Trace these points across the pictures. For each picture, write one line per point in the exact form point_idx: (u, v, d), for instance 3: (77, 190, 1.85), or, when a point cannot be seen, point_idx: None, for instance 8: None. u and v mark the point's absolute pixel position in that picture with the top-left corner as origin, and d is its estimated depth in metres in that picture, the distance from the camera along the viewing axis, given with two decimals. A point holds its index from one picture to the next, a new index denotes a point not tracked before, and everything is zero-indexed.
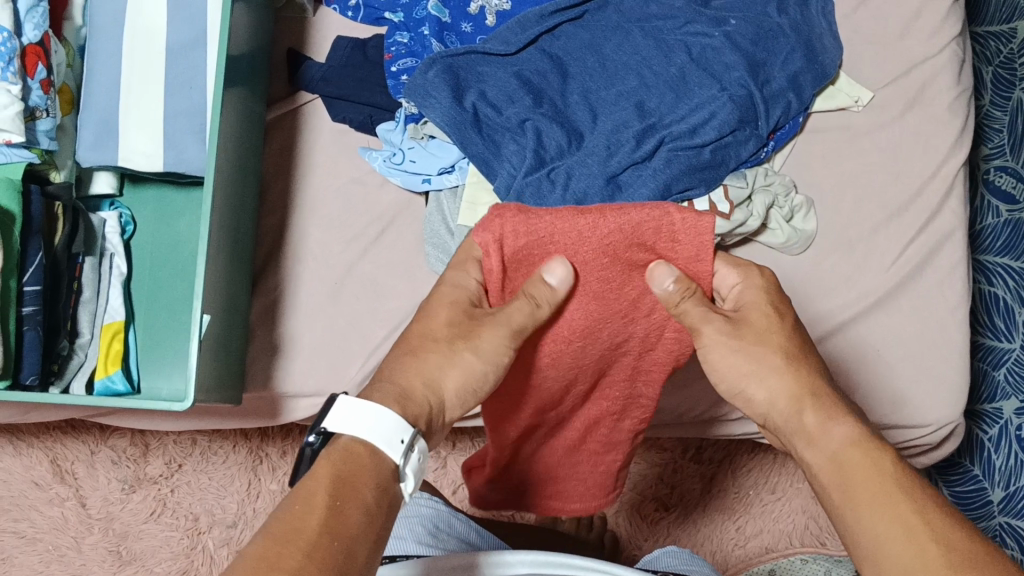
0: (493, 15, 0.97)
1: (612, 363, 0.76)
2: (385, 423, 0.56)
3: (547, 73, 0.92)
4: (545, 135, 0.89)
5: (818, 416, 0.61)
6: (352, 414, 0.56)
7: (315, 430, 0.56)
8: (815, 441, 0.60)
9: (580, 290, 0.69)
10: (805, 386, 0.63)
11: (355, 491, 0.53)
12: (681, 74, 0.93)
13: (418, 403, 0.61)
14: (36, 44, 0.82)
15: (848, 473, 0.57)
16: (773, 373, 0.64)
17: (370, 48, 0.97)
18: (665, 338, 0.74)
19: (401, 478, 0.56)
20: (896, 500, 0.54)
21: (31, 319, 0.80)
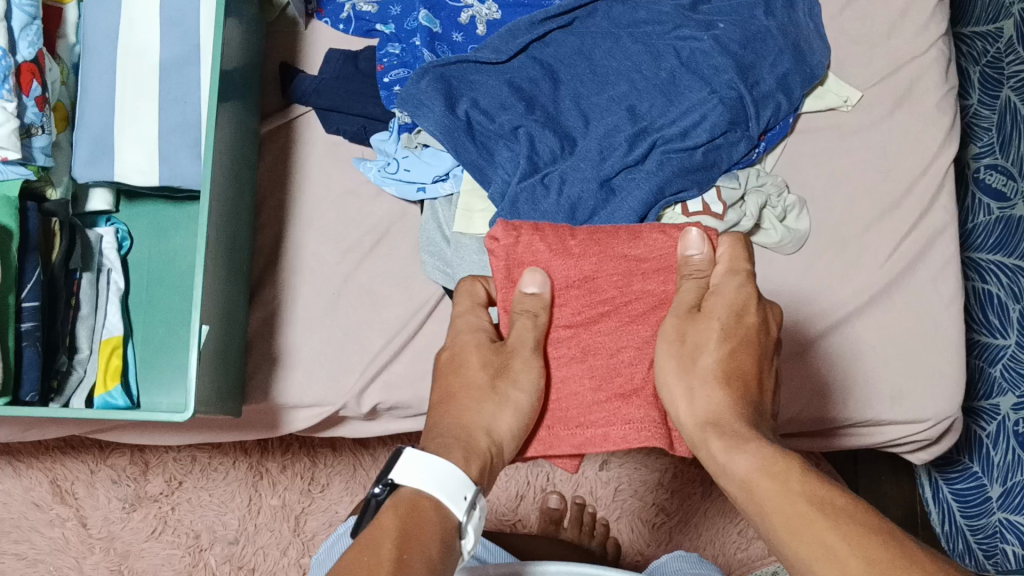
0: (484, 24, 0.99)
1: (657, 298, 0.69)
2: (453, 479, 0.56)
3: (539, 80, 0.93)
4: (538, 141, 0.90)
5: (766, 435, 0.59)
6: (420, 465, 0.56)
7: (381, 481, 0.56)
8: (728, 471, 0.57)
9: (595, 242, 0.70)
10: None
11: (421, 544, 0.52)
12: (671, 78, 0.94)
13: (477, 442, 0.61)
14: (30, 62, 0.82)
15: (767, 495, 0.54)
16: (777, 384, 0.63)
17: (362, 60, 0.98)
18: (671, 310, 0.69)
19: (460, 536, 0.56)
20: (814, 520, 0.50)
21: (30, 335, 0.81)
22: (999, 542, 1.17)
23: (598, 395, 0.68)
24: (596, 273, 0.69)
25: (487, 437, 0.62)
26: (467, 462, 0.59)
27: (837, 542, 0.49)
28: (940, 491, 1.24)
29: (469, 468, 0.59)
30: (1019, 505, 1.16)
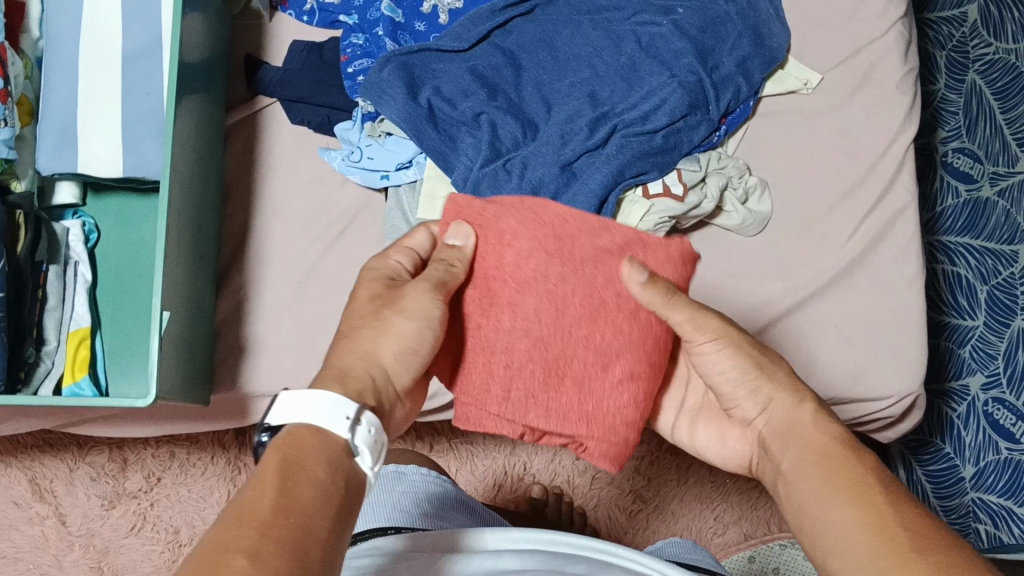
0: (445, 13, 0.99)
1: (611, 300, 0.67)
2: (330, 403, 0.56)
3: (501, 67, 0.95)
4: (499, 128, 0.92)
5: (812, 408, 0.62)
6: (295, 402, 0.56)
7: (264, 430, 0.57)
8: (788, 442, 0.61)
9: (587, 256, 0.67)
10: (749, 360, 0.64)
11: (306, 468, 0.51)
12: (631, 63, 0.95)
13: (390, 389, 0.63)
14: None
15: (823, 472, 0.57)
16: None
17: (327, 50, 0.99)
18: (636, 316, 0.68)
19: (354, 454, 0.55)
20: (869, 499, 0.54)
21: None
22: (972, 521, 1.16)
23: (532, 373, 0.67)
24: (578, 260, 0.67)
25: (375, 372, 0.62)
26: (359, 391, 0.59)
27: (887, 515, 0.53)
28: (914, 472, 1.20)
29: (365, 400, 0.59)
30: (992, 484, 1.17)
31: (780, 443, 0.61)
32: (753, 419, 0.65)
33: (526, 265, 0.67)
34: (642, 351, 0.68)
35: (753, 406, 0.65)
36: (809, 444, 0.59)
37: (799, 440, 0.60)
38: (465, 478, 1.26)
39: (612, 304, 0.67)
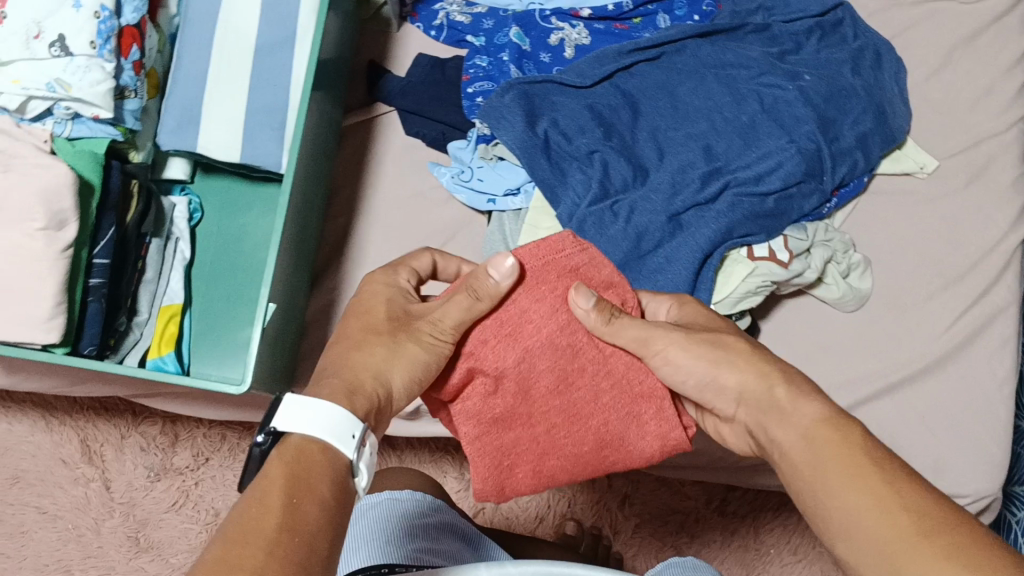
0: (571, 48, 0.99)
1: (587, 425, 0.67)
2: (334, 417, 0.53)
3: (619, 109, 0.96)
4: (611, 168, 0.93)
5: (790, 392, 0.59)
6: (298, 409, 0.52)
7: (263, 429, 0.52)
8: (785, 420, 0.58)
9: (594, 374, 0.66)
10: (763, 371, 0.61)
11: (312, 484, 0.49)
12: (751, 122, 0.94)
13: (367, 395, 0.57)
14: (133, 26, 0.84)
15: (823, 452, 0.54)
16: (729, 366, 0.62)
17: (449, 68, 1.00)
18: (618, 448, 0.68)
19: (354, 475, 0.53)
20: (868, 477, 0.52)
21: (96, 291, 0.82)
22: None
23: (489, 415, 0.65)
24: (588, 377, 0.66)
25: (376, 381, 0.59)
26: (351, 403, 0.56)
27: (889, 497, 0.50)
28: None
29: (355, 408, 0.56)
30: None
31: (772, 430, 0.58)
32: (741, 414, 0.62)
33: (565, 334, 0.65)
34: (582, 466, 0.68)
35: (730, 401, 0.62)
36: (800, 425, 0.57)
37: (791, 421, 0.57)
38: (508, 504, 1.22)
39: (597, 423, 0.67)
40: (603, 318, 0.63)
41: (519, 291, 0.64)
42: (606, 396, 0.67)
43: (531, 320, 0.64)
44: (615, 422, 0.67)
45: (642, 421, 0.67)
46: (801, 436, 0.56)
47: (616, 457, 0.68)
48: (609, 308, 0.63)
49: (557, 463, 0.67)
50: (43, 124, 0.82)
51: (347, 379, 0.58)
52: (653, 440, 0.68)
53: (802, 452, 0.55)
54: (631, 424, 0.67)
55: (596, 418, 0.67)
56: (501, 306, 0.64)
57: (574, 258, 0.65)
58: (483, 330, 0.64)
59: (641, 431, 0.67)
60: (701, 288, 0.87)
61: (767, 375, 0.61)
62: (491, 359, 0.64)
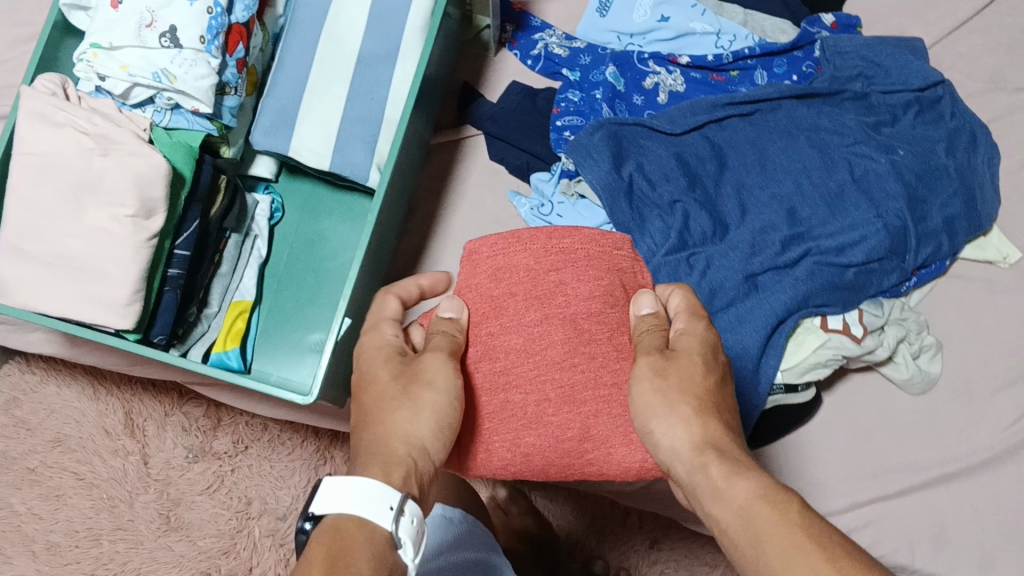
0: (666, 93, 0.99)
1: (573, 414, 0.64)
2: (371, 492, 0.53)
3: (707, 160, 0.95)
4: (691, 220, 0.92)
5: (724, 469, 0.54)
6: (336, 492, 0.54)
7: (307, 516, 0.54)
8: (719, 497, 0.54)
9: (589, 369, 0.64)
10: (702, 439, 0.57)
11: (346, 562, 0.50)
12: (839, 191, 0.93)
13: (400, 461, 0.57)
14: (241, 24, 0.84)
15: (760, 527, 0.51)
16: (682, 419, 0.58)
17: (541, 99, 1.01)
18: (603, 455, 0.65)
19: (397, 546, 0.53)
20: (806, 555, 0.48)
21: (174, 281, 0.83)
22: None
23: (493, 364, 0.65)
24: (585, 362, 0.64)
25: (405, 442, 0.59)
26: (387, 474, 0.56)
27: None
28: None
29: (392, 476, 0.56)
30: None
31: (707, 501, 0.55)
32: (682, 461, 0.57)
33: (590, 303, 0.65)
34: (558, 458, 0.65)
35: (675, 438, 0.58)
36: (732, 499, 0.53)
37: (726, 488, 0.54)
38: None
39: (587, 416, 0.64)
40: (652, 326, 0.63)
41: (559, 258, 0.65)
42: (599, 391, 0.64)
43: (565, 291, 0.65)
44: (603, 423, 0.64)
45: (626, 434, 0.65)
46: (737, 518, 0.52)
47: (593, 457, 0.65)
48: (663, 325, 0.64)
49: (535, 440, 0.65)
50: (143, 111, 0.83)
51: (382, 451, 0.58)
52: (635, 452, 0.65)
53: (739, 531, 0.52)
54: (618, 432, 0.65)
55: (590, 412, 0.64)
56: (540, 268, 0.65)
57: (625, 260, 0.68)
58: (516, 283, 0.65)
59: (625, 452, 0.65)
60: (769, 355, 0.86)
61: (704, 445, 0.57)
62: (513, 308, 0.65)
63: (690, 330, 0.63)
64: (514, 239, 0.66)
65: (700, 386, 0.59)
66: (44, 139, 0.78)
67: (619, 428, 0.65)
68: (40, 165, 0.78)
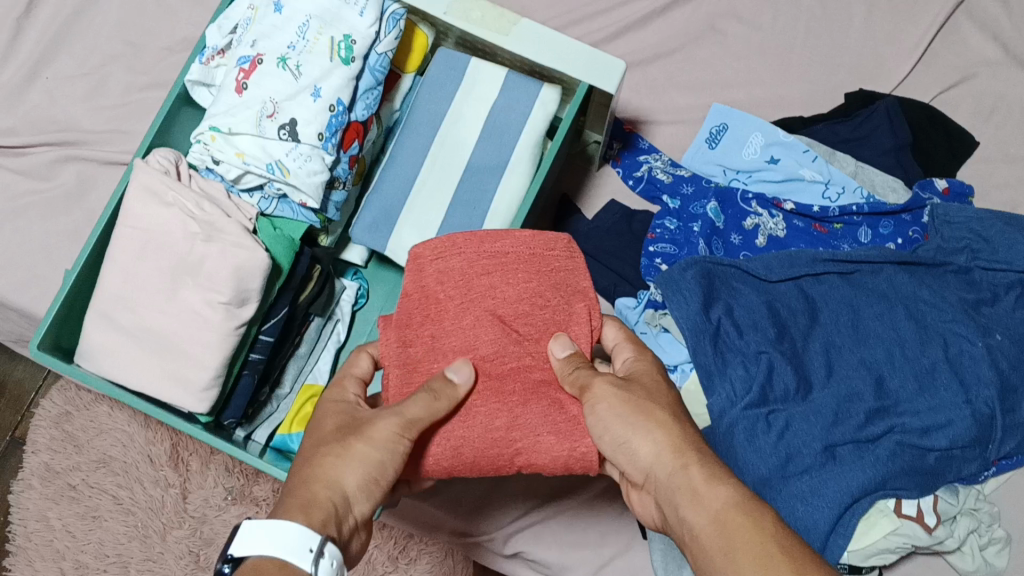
0: (765, 236, 0.98)
1: (502, 402, 0.65)
2: (291, 535, 0.54)
3: (798, 313, 0.93)
4: (776, 375, 0.89)
5: (703, 472, 0.58)
6: (254, 534, 0.53)
7: (224, 558, 0.53)
8: (695, 501, 0.57)
9: (523, 365, 0.67)
10: (679, 446, 0.61)
11: None
12: (931, 368, 0.91)
13: (322, 508, 0.59)
14: (360, 122, 0.85)
15: (732, 531, 0.54)
16: (644, 429, 0.62)
17: (637, 222, 1.01)
18: (537, 450, 0.64)
19: None
20: (771, 562, 0.52)
21: (253, 365, 0.83)
22: None
23: (422, 365, 0.67)
24: (515, 359, 0.66)
25: (328, 488, 0.60)
26: (306, 518, 0.57)
27: None
28: None
29: (312, 521, 0.57)
30: None
31: (678, 503, 0.58)
32: (651, 475, 0.61)
33: (521, 301, 0.67)
34: (490, 451, 0.65)
35: (647, 454, 0.61)
36: (707, 504, 0.57)
37: (697, 493, 0.58)
38: None
39: (515, 406, 0.65)
40: (569, 366, 0.65)
41: (495, 266, 0.68)
42: (530, 388, 0.66)
43: (498, 293, 0.67)
44: (534, 419, 0.65)
45: (561, 428, 0.65)
46: (712, 521, 0.56)
47: (522, 445, 0.64)
48: (578, 361, 0.65)
49: (466, 429, 0.65)
50: (250, 197, 0.83)
51: (304, 497, 0.59)
52: (563, 442, 0.64)
53: (712, 536, 0.55)
54: (550, 424, 0.65)
55: (522, 407, 0.65)
56: (472, 272, 0.68)
57: (559, 261, 0.69)
58: (449, 286, 0.68)
59: (553, 447, 0.64)
60: (837, 533, 0.84)
61: (681, 449, 0.60)
62: (450, 311, 0.67)
63: (641, 358, 0.69)
64: (448, 243, 0.68)
65: (657, 392, 0.64)
66: (151, 216, 0.78)
67: (551, 416, 0.65)
68: (142, 240, 0.78)
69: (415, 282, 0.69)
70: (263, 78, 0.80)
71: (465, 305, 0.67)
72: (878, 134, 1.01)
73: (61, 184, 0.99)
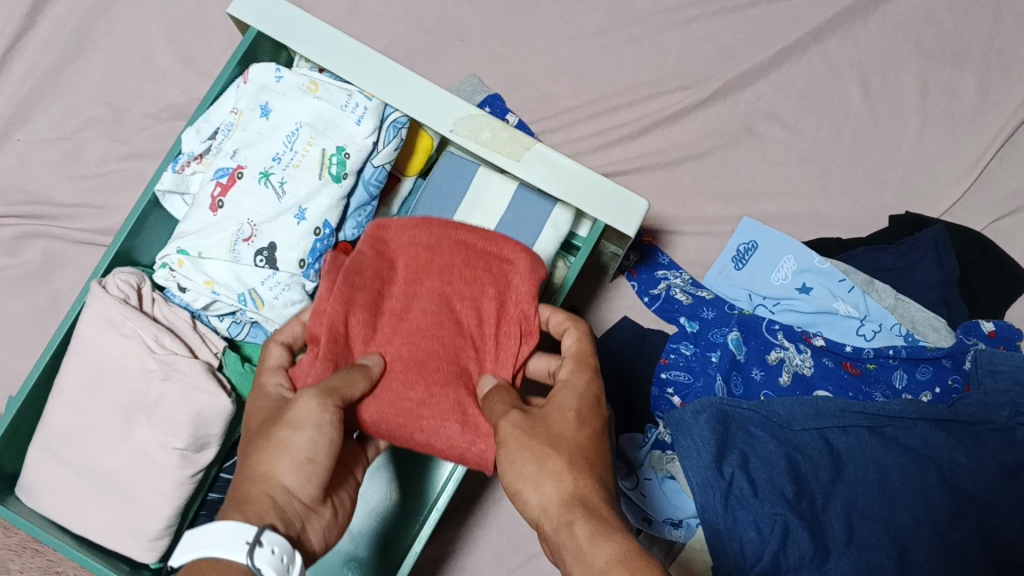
0: (789, 373, 0.87)
1: (418, 375, 0.59)
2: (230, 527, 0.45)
3: (820, 468, 0.80)
4: (791, 542, 0.76)
5: (590, 528, 0.46)
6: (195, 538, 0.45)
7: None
8: (577, 559, 0.45)
9: (446, 348, 0.61)
10: (571, 495, 0.48)
11: None
12: (962, 544, 0.78)
13: (254, 502, 0.48)
14: (348, 242, 0.78)
15: None
16: (538, 474, 0.50)
17: (649, 343, 0.92)
18: (439, 432, 0.58)
19: None
20: None
21: (210, 505, 0.75)
22: None
23: (355, 306, 0.59)
24: (442, 340, 0.61)
25: (261, 483, 0.49)
26: (238, 512, 0.47)
27: None
28: None
29: (243, 517, 0.46)
30: None
31: (565, 557, 0.46)
32: (544, 523, 0.49)
33: (469, 285, 0.62)
34: (390, 420, 0.58)
35: (537, 499, 0.50)
36: (587, 562, 0.44)
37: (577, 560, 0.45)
38: None
39: (433, 384, 0.59)
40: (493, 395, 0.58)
41: (458, 251, 0.63)
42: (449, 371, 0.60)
43: (452, 272, 0.62)
44: (441, 401, 0.59)
45: (470, 419, 0.58)
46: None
47: (427, 424, 0.58)
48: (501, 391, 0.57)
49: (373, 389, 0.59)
50: (220, 321, 0.75)
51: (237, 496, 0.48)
52: (467, 433, 0.58)
53: None
54: (457, 410, 0.59)
55: (436, 384, 0.59)
56: (438, 245, 0.63)
57: (520, 267, 0.63)
58: (410, 253, 0.63)
59: (453, 437, 0.58)
60: None
61: (573, 498, 0.48)
62: (400, 277, 0.62)
63: (572, 381, 0.56)
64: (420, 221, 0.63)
65: (560, 437, 0.51)
66: (104, 347, 0.70)
67: (462, 402, 0.59)
68: (94, 372, 0.70)
69: (369, 237, 0.62)
70: (240, 196, 0.71)
71: (420, 274, 0.62)
72: (924, 266, 0.91)
73: (26, 262, 0.92)
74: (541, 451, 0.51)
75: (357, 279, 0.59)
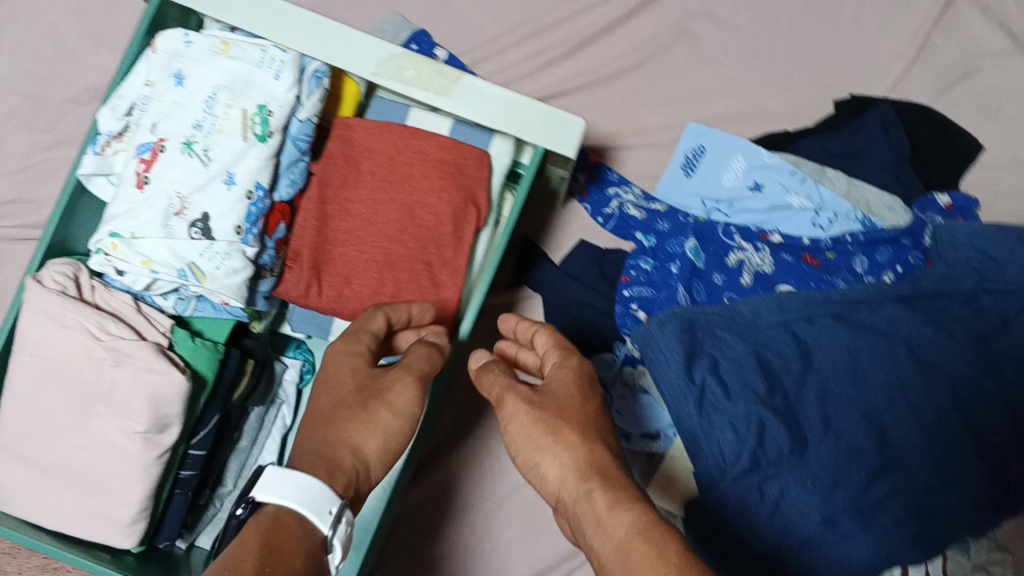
0: (751, 274, 0.86)
1: (393, 272, 0.76)
2: (307, 487, 0.51)
3: (789, 360, 0.78)
4: (769, 437, 0.73)
5: (609, 498, 0.49)
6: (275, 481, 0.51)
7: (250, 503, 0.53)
8: (597, 531, 0.48)
9: (410, 249, 0.77)
10: (585, 470, 0.52)
11: (283, 557, 0.47)
12: (938, 416, 0.76)
13: (344, 472, 0.56)
14: (285, 202, 0.76)
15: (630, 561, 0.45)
16: (553, 448, 0.54)
17: (608, 263, 0.91)
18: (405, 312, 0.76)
19: (328, 550, 0.51)
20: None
21: (185, 483, 0.74)
22: None
23: (339, 219, 0.78)
24: (409, 240, 0.77)
25: (351, 453, 0.57)
26: (329, 478, 0.54)
27: None
28: None
29: (334, 484, 0.54)
30: None
31: (586, 530, 0.49)
32: (562, 490, 0.53)
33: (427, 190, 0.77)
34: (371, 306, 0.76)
35: (554, 471, 0.53)
36: (607, 533, 0.47)
37: (597, 535, 0.48)
38: None
39: (401, 280, 0.76)
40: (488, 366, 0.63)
41: (416, 162, 0.78)
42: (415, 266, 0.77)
43: (412, 183, 0.78)
44: (408, 290, 0.76)
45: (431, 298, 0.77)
46: (615, 552, 0.46)
47: None
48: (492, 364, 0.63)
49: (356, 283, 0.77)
50: (165, 299, 0.73)
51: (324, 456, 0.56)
52: None
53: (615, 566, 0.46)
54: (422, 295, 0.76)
55: (406, 277, 0.76)
56: (399, 158, 0.78)
57: (468, 169, 0.78)
58: (375, 165, 0.78)
59: None
60: None
61: (587, 470, 0.52)
62: (367, 184, 0.78)
63: (566, 359, 0.60)
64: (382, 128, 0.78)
65: (569, 411, 0.55)
66: (50, 342, 0.69)
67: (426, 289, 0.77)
68: (44, 368, 0.69)
69: (341, 149, 0.78)
70: (166, 169, 0.69)
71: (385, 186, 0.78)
72: (873, 147, 0.92)
73: None
74: (551, 422, 0.54)
75: (333, 198, 0.77)
